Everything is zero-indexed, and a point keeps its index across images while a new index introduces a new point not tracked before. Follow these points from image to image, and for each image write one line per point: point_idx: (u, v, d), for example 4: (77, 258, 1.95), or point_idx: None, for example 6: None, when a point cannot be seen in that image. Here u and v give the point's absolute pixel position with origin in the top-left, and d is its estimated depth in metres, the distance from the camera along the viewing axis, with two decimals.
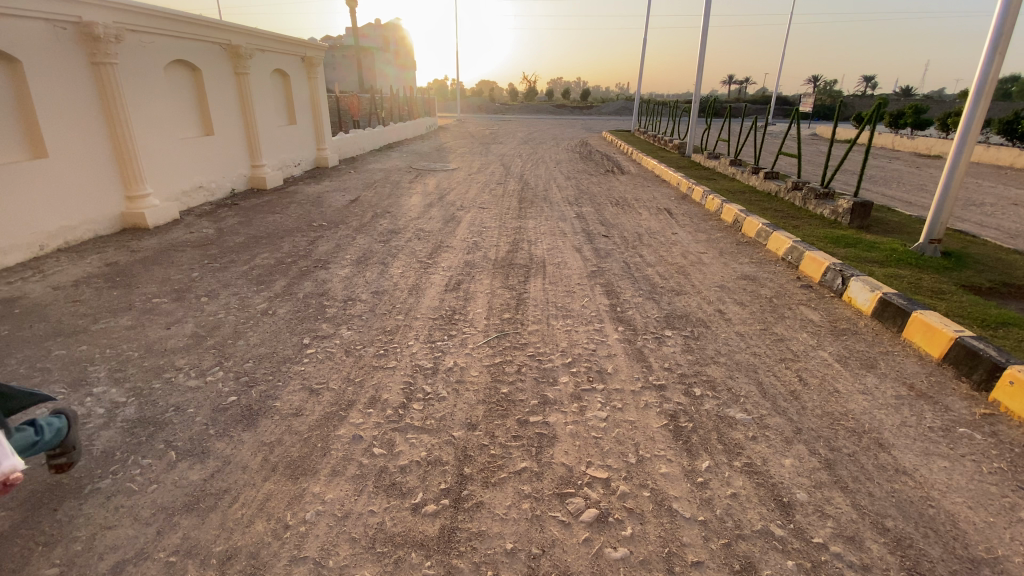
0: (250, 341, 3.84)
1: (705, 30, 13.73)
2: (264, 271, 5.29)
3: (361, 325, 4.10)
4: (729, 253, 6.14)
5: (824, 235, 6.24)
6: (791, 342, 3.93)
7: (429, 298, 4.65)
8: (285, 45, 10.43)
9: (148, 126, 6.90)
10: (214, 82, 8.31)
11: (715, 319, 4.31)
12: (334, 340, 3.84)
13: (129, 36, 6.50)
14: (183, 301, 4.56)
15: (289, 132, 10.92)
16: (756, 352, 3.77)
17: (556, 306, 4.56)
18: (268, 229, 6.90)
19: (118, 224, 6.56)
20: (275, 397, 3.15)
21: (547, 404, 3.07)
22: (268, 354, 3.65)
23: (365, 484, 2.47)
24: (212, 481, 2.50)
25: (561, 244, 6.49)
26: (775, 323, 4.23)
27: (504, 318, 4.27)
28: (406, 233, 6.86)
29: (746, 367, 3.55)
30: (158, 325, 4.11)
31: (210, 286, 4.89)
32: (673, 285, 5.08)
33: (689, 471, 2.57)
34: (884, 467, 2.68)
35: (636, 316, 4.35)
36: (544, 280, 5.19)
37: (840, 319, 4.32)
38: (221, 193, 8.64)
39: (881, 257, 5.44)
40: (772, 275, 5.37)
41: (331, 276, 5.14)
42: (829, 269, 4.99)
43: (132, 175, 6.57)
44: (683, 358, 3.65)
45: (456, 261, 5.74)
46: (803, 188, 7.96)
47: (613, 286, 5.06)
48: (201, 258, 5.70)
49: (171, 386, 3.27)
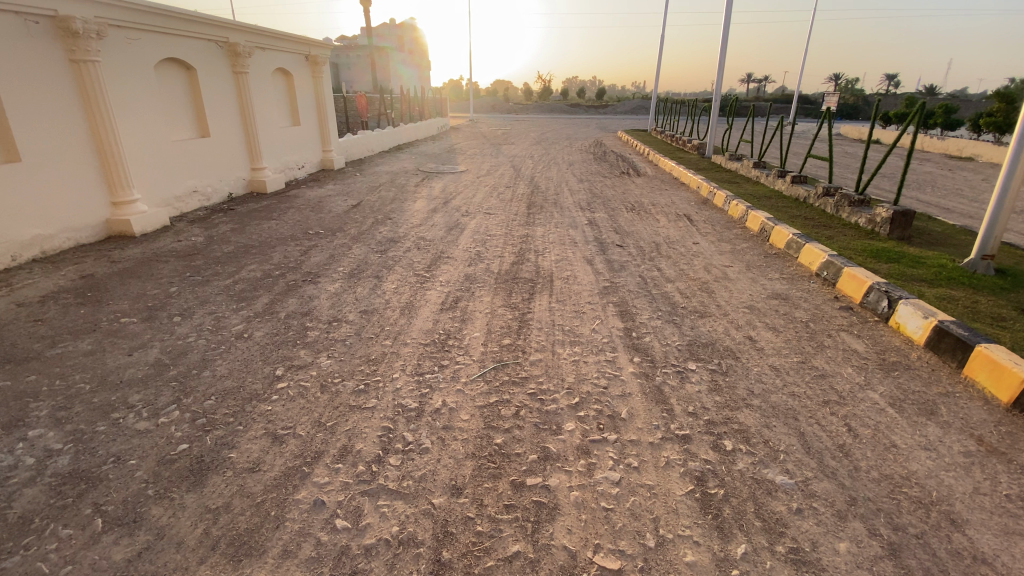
0: (216, 371, 3.41)
1: (728, 24, 13.09)
2: (247, 285, 4.88)
3: (343, 352, 3.64)
4: (757, 267, 5.59)
5: (862, 248, 5.66)
6: (836, 379, 3.39)
7: (422, 319, 4.20)
8: (287, 44, 10.06)
9: (136, 128, 6.56)
10: (210, 82, 7.95)
11: (745, 348, 3.80)
12: (309, 371, 3.39)
13: (114, 33, 6.18)
14: (153, 321, 4.16)
15: (292, 133, 10.55)
16: (795, 392, 3.24)
17: (563, 329, 4.07)
18: (260, 237, 6.50)
19: (102, 231, 6.22)
20: (232, 445, 2.71)
21: (547, 461, 2.59)
22: (233, 390, 3.20)
23: (319, 571, 2.01)
24: (138, 564, 2.06)
25: (571, 255, 6.00)
26: (814, 355, 3.70)
27: (505, 345, 3.79)
28: (406, 242, 6.42)
29: (783, 412, 3.04)
30: (120, 351, 3.70)
31: (186, 303, 4.49)
32: (696, 305, 4.56)
33: (721, 560, 2.07)
34: (961, 555, 2.14)
35: (654, 344, 3.83)
36: (552, 297, 4.72)
37: (889, 351, 3.77)
38: (217, 198, 8.28)
39: (929, 275, 4.86)
40: (807, 295, 4.82)
41: (319, 293, 4.71)
42: (872, 288, 4.43)
43: (118, 180, 6.23)
44: (709, 400, 3.14)
45: (456, 274, 5.29)
46: (835, 194, 7.36)
47: (627, 305, 4.56)
48: (183, 270, 5.31)
49: (117, 430, 2.87)
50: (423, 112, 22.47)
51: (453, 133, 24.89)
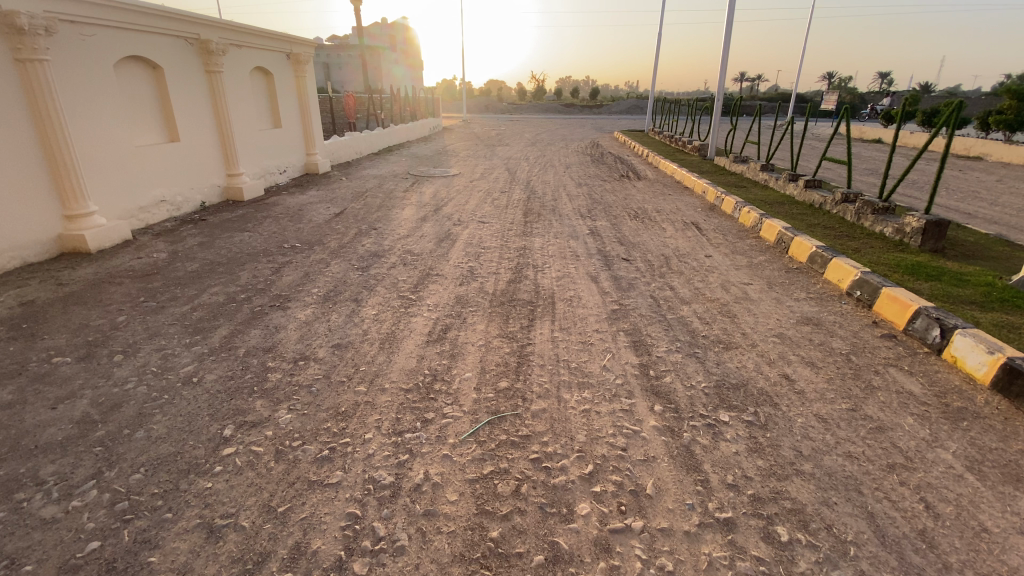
0: (152, 431, 2.81)
1: (728, 20, 12.60)
2: (206, 313, 4.27)
3: (307, 403, 3.04)
4: (780, 285, 5.04)
5: (896, 262, 5.13)
6: (896, 434, 2.87)
7: (404, 356, 3.60)
8: (266, 41, 9.44)
9: (94, 133, 5.91)
10: (180, 82, 7.31)
11: (784, 391, 3.24)
12: (265, 430, 2.80)
13: (67, 29, 5.54)
14: (91, 360, 3.55)
15: (272, 137, 9.92)
16: (853, 454, 2.71)
17: (569, 366, 3.49)
18: (229, 252, 5.89)
19: (54, 248, 5.58)
20: (155, 544, 2.13)
21: (557, 565, 2.03)
22: (169, 458, 2.61)
23: None
24: None
25: (573, 271, 5.43)
26: (865, 401, 3.16)
27: (501, 390, 3.20)
28: (391, 257, 5.82)
29: (842, 483, 2.50)
30: (42, 404, 3.08)
31: (133, 337, 3.87)
32: (718, 334, 3.99)
33: None
34: None
35: (677, 387, 3.26)
36: (554, 324, 4.15)
37: (950, 393, 3.25)
38: (188, 207, 7.65)
39: (978, 296, 4.35)
40: (841, 319, 4.27)
41: (287, 321, 4.12)
42: (918, 314, 3.91)
43: (72, 191, 5.58)
44: (751, 466, 2.59)
45: (446, 296, 4.72)
46: (856, 201, 6.86)
47: (640, 334, 3.98)
48: (137, 293, 4.69)
49: (16, 519, 2.27)
50: (414, 112, 21.82)
51: (446, 133, 24.29)
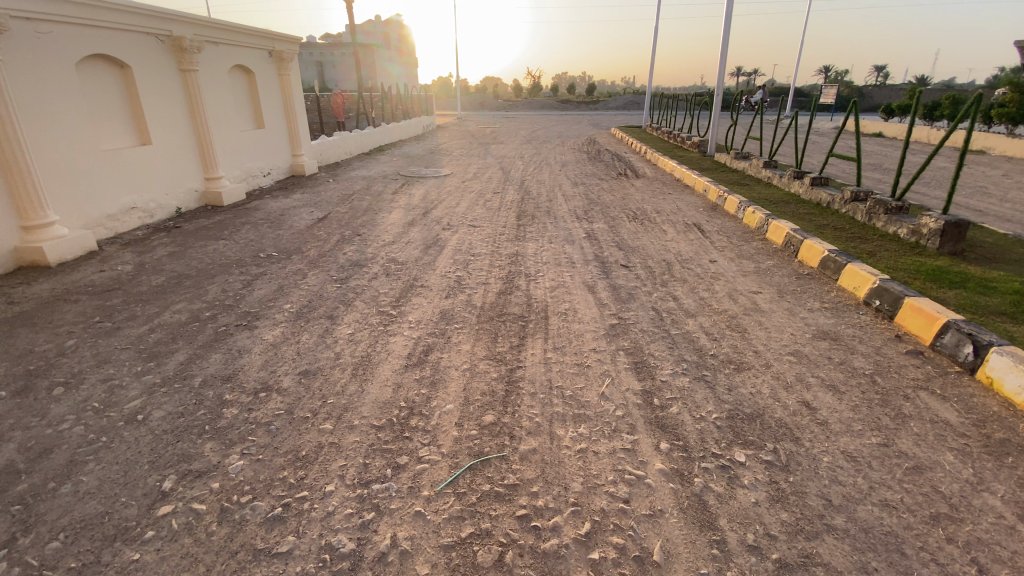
0: (80, 486, 2.42)
1: (727, 13, 12.24)
2: (164, 335, 3.89)
3: (264, 446, 2.66)
4: (792, 293, 4.67)
5: (916, 267, 4.76)
6: (936, 475, 2.50)
7: (379, 385, 3.22)
8: (246, 38, 9.04)
9: (55, 137, 5.52)
10: (150, 81, 6.91)
11: (806, 422, 2.87)
12: (210, 481, 2.42)
13: (21, 26, 5.15)
14: (26, 394, 3.16)
15: (255, 138, 9.53)
16: (890, 502, 2.34)
17: (563, 395, 3.11)
18: (200, 264, 5.49)
19: (8, 261, 5.17)
20: None
21: None
22: (95, 519, 2.23)
23: None
24: None
25: (568, 280, 5.05)
26: (897, 434, 2.79)
27: (486, 426, 2.82)
28: (373, 266, 5.44)
29: (881, 542, 2.13)
30: None
31: (79, 364, 3.48)
32: (728, 353, 3.62)
33: None
34: None
35: (685, 420, 2.89)
36: (548, 342, 3.78)
37: (990, 421, 2.89)
38: (162, 214, 7.27)
39: (1007, 305, 3.99)
40: (862, 333, 3.90)
41: (253, 343, 3.74)
42: (947, 328, 3.55)
43: (27, 199, 5.18)
44: (774, 521, 2.22)
45: (430, 310, 4.35)
46: (866, 200, 6.49)
47: (642, 354, 3.61)
48: (93, 312, 4.30)
49: None
50: (407, 111, 21.31)
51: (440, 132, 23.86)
